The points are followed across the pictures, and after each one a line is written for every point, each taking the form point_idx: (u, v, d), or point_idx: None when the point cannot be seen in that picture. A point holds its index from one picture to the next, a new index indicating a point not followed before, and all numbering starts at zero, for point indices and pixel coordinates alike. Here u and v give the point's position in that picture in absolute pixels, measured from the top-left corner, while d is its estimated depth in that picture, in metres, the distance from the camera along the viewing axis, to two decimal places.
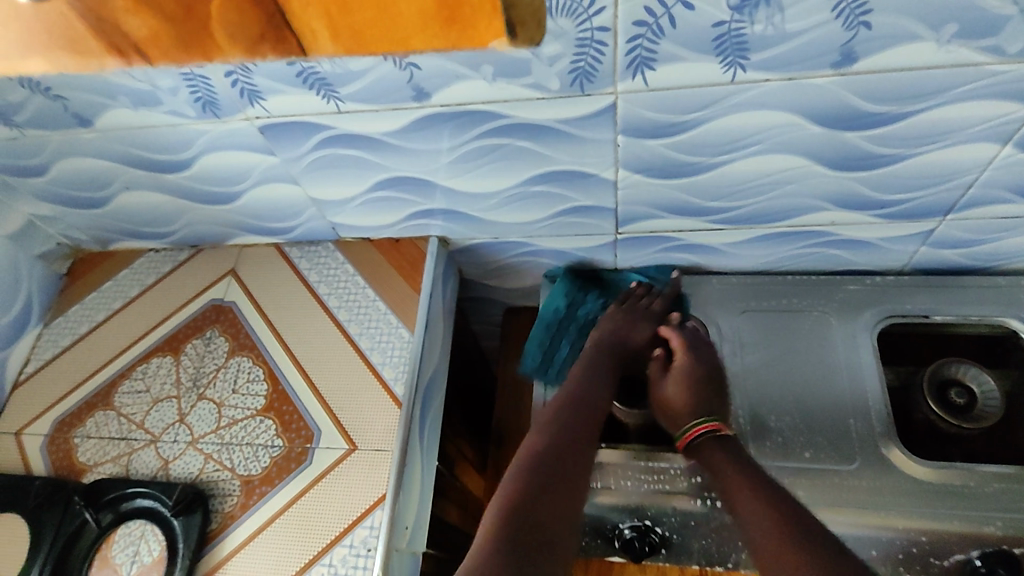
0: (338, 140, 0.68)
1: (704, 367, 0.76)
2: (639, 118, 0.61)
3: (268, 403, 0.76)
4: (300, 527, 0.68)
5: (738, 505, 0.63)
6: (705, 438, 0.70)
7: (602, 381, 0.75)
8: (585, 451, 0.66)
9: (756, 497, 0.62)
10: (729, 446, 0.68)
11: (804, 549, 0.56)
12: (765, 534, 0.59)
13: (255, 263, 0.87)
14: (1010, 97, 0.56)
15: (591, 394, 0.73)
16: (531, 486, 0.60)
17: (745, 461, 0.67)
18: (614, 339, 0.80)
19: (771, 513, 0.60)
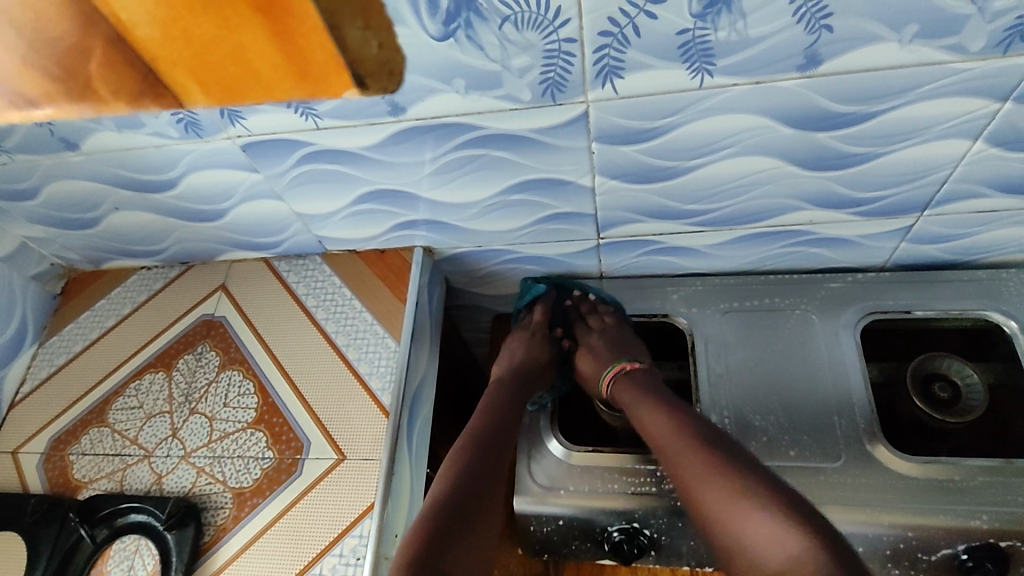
0: (319, 155, 0.69)
1: (602, 334, 0.83)
2: (612, 125, 0.62)
3: (258, 415, 0.77)
4: (292, 538, 0.69)
5: (680, 466, 0.64)
6: (619, 380, 0.77)
7: (506, 413, 0.74)
8: (497, 480, 0.66)
9: (700, 452, 0.63)
10: (654, 399, 0.72)
11: (712, 462, 0.62)
12: (716, 489, 0.60)
13: (244, 278, 0.88)
14: (977, 93, 0.57)
15: (497, 426, 0.71)
16: (440, 519, 0.59)
17: (654, 392, 0.73)
18: (514, 364, 0.82)
19: (697, 437, 0.65)
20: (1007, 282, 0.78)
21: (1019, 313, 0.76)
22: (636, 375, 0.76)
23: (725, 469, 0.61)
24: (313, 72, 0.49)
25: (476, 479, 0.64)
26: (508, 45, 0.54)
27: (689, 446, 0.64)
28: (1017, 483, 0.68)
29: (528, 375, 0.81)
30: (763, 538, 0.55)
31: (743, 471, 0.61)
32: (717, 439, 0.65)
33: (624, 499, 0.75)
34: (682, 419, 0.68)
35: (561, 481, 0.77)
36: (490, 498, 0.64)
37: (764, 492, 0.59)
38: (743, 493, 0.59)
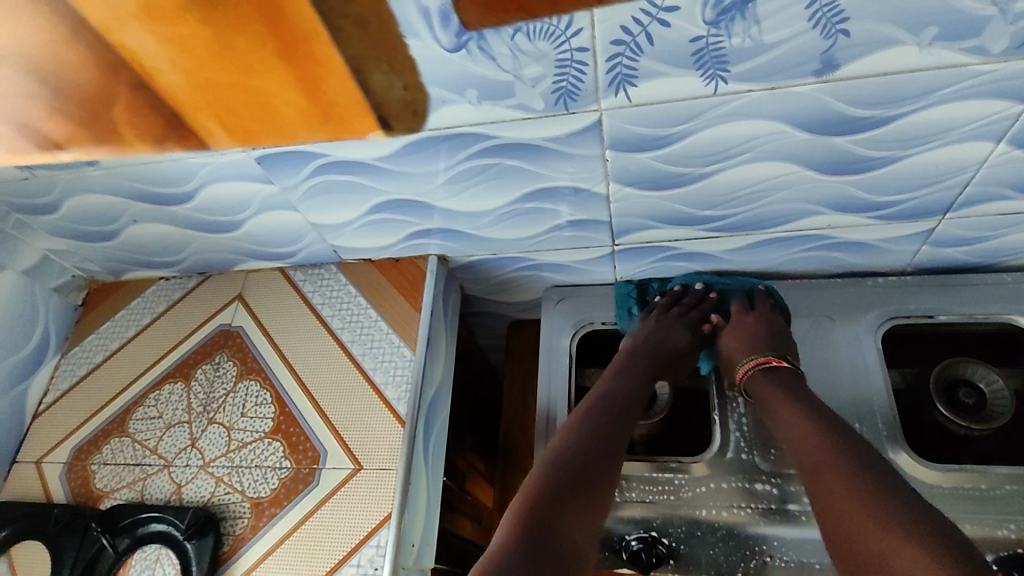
0: (334, 167, 0.69)
1: (761, 322, 0.77)
2: (625, 132, 0.62)
3: (275, 425, 0.77)
4: (310, 547, 0.69)
5: (810, 468, 0.62)
6: (760, 375, 0.73)
7: (629, 389, 0.74)
8: (611, 460, 0.66)
9: (834, 456, 0.61)
10: (791, 391, 0.70)
11: (840, 459, 0.60)
12: (842, 494, 0.57)
13: (261, 287, 0.89)
14: (1000, 95, 0.56)
15: (617, 400, 0.72)
16: (550, 492, 0.61)
17: (794, 385, 0.71)
18: (652, 342, 0.79)
19: (827, 434, 0.63)
20: None
21: None
22: (780, 370, 0.72)
23: (858, 477, 0.58)
24: (344, 121, 0.58)
25: (594, 451, 0.66)
26: (520, 55, 0.54)
27: (822, 449, 0.62)
28: None
29: (658, 355, 0.78)
30: (884, 548, 0.52)
31: (882, 484, 0.57)
32: (850, 440, 0.62)
33: (641, 508, 0.76)
34: (818, 420, 0.65)
35: None
36: (603, 478, 0.64)
37: (903, 506, 0.54)
38: (871, 501, 0.55)
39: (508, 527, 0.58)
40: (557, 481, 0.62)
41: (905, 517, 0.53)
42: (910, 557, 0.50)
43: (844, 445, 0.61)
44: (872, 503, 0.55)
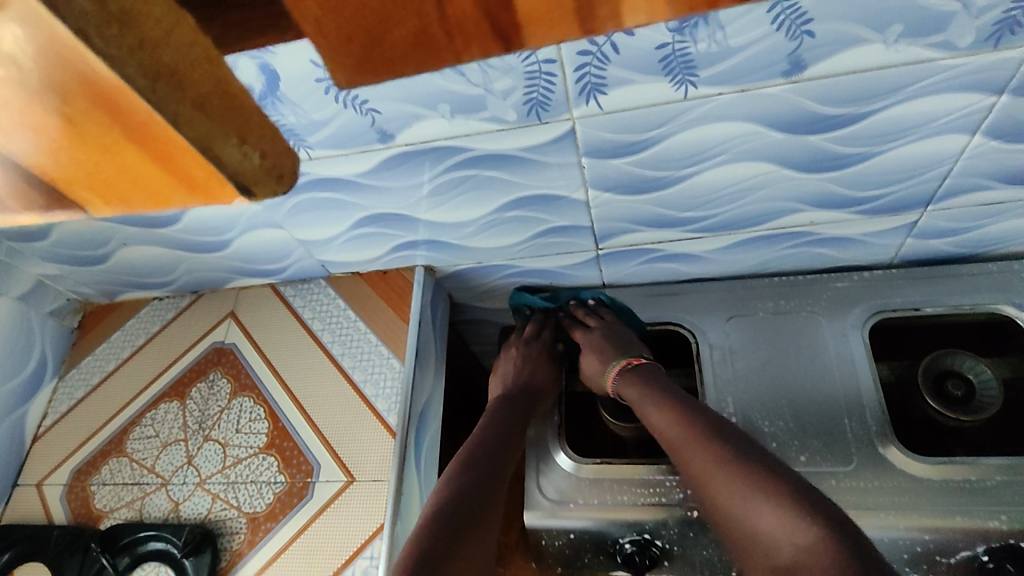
0: (315, 184, 0.70)
1: (604, 332, 0.82)
2: (600, 139, 0.62)
3: (269, 440, 0.78)
4: (306, 560, 0.70)
5: (688, 456, 0.65)
6: (626, 378, 0.76)
7: (507, 419, 0.76)
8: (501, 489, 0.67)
9: (705, 443, 0.64)
10: (653, 392, 0.72)
11: (716, 452, 0.63)
12: (722, 478, 0.61)
13: (252, 304, 0.90)
14: (971, 89, 0.56)
15: (500, 430, 0.74)
16: (444, 528, 0.60)
17: (658, 383, 0.73)
18: (518, 375, 0.83)
19: (698, 429, 0.66)
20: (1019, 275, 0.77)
21: None
22: (640, 369, 0.76)
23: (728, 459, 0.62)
24: (208, 186, 0.36)
25: (482, 482, 0.66)
26: (488, 69, 0.55)
27: (693, 438, 0.65)
28: None
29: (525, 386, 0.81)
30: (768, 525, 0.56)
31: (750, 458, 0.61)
32: (717, 428, 0.65)
33: (636, 511, 0.75)
34: (685, 412, 0.68)
35: (571, 494, 0.77)
36: (492, 499, 0.65)
37: (773, 476, 0.59)
38: (747, 478, 0.60)
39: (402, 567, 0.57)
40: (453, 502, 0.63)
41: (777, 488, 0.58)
42: (790, 528, 0.55)
43: (710, 430, 0.65)
44: (748, 483, 0.59)
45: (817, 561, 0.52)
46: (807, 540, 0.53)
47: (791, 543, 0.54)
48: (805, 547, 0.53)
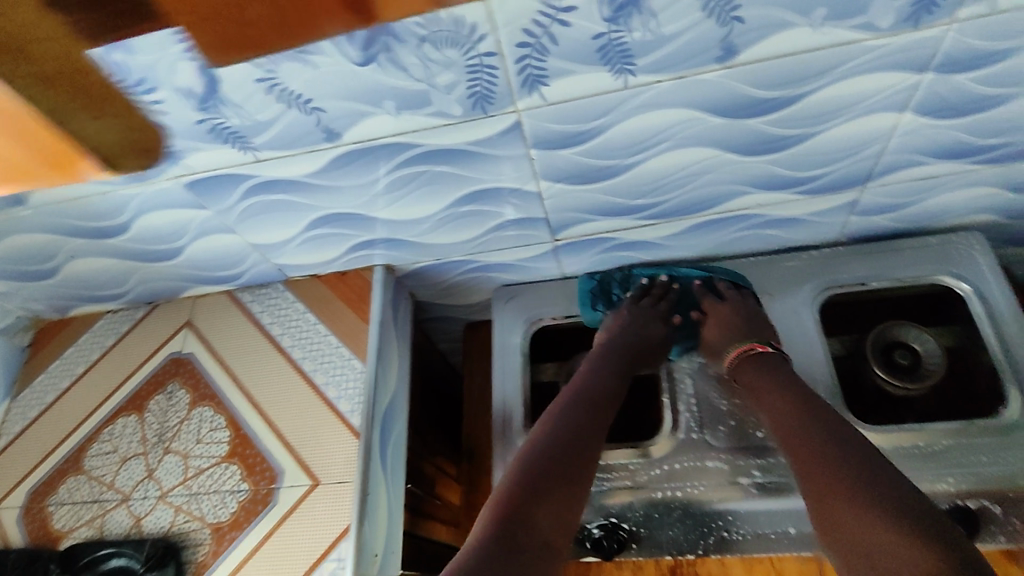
0: (264, 187, 0.69)
1: (736, 311, 0.78)
2: (547, 131, 0.63)
3: (231, 449, 0.77)
4: (271, 567, 0.70)
5: (806, 454, 0.62)
6: (743, 362, 0.74)
7: (614, 374, 0.75)
8: (592, 460, 0.66)
9: (815, 427, 0.64)
10: (769, 371, 0.72)
11: (846, 463, 0.59)
12: (823, 463, 0.60)
13: (209, 312, 0.89)
14: (898, 68, 0.58)
15: (604, 386, 0.74)
16: (527, 492, 0.61)
17: (785, 378, 0.70)
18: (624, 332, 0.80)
19: (830, 435, 0.62)
20: (957, 246, 0.80)
21: (971, 274, 0.77)
22: (765, 357, 0.73)
23: (837, 447, 0.61)
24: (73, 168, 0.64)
25: (573, 445, 0.66)
26: (429, 63, 0.55)
27: (800, 419, 0.65)
28: (981, 443, 0.69)
29: (637, 347, 0.79)
30: (882, 540, 0.53)
31: (865, 454, 0.60)
32: (859, 444, 0.61)
33: (602, 496, 0.76)
34: (797, 392, 0.68)
35: None
36: (587, 458, 0.66)
37: (889, 477, 0.57)
38: (854, 468, 0.58)
39: (487, 520, 0.59)
40: (546, 461, 0.64)
41: (888, 487, 0.56)
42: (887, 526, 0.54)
43: (828, 416, 0.65)
44: (854, 475, 0.58)
45: None
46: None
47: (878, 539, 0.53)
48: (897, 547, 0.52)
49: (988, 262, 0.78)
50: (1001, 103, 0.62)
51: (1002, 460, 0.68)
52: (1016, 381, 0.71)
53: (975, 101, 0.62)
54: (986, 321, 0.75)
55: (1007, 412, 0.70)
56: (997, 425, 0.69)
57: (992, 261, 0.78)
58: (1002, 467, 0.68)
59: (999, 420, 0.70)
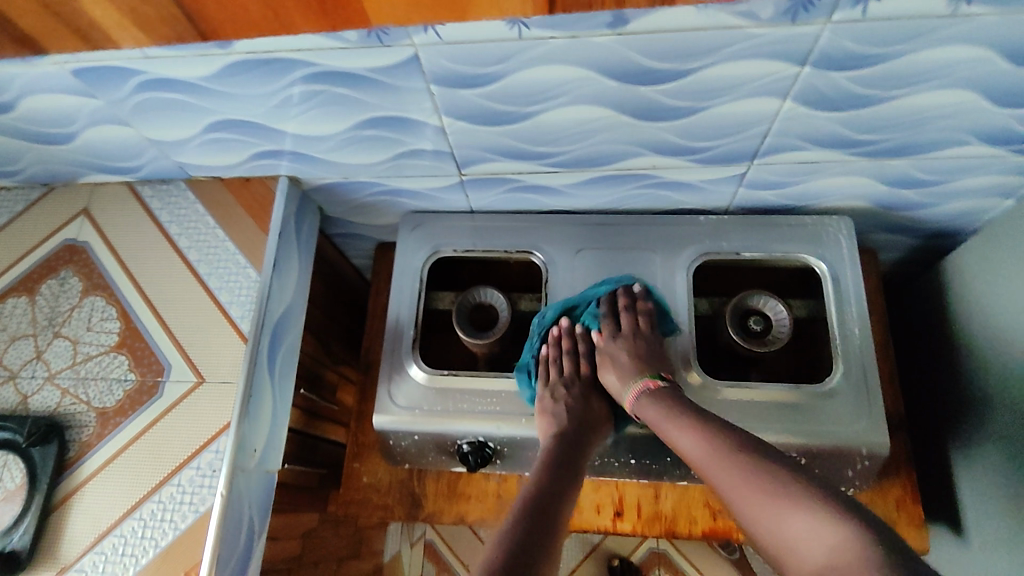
0: (156, 84, 0.68)
1: (632, 341, 0.80)
2: (443, 68, 0.63)
3: (120, 340, 0.79)
4: (152, 454, 0.74)
5: (714, 478, 0.61)
6: (644, 399, 0.75)
7: (558, 466, 0.70)
8: (550, 544, 0.59)
9: (726, 456, 0.61)
10: (676, 411, 0.70)
11: (745, 465, 0.60)
12: (750, 495, 0.57)
13: (107, 201, 0.87)
14: (779, 57, 0.60)
15: (555, 470, 0.69)
16: None
17: (686, 406, 0.70)
18: (562, 423, 0.76)
19: (727, 443, 0.63)
20: (828, 227, 0.87)
21: (831, 255, 0.85)
22: (659, 390, 0.75)
23: (760, 478, 0.58)
24: None
25: (533, 527, 0.60)
26: None
27: (715, 460, 0.62)
28: (804, 404, 0.78)
29: (583, 425, 0.77)
30: (788, 519, 0.54)
31: (787, 469, 0.58)
32: (747, 444, 0.62)
33: (473, 419, 0.82)
34: (708, 428, 0.65)
35: (417, 400, 0.84)
36: (555, 555, 0.59)
37: (815, 486, 0.55)
38: (774, 491, 0.56)
39: None
40: (508, 558, 0.55)
41: (809, 495, 0.55)
42: (830, 531, 0.51)
43: (742, 446, 0.62)
44: (777, 491, 0.56)
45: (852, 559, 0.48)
46: (838, 541, 0.50)
47: (818, 550, 0.51)
48: (835, 548, 0.50)
49: (849, 246, 0.85)
50: (875, 103, 0.66)
51: (816, 420, 0.78)
52: (844, 360, 0.81)
53: (852, 98, 0.65)
54: (833, 299, 0.83)
55: (831, 381, 0.80)
56: (821, 390, 0.79)
57: (853, 245, 0.86)
58: (816, 425, 0.78)
59: (822, 386, 0.80)
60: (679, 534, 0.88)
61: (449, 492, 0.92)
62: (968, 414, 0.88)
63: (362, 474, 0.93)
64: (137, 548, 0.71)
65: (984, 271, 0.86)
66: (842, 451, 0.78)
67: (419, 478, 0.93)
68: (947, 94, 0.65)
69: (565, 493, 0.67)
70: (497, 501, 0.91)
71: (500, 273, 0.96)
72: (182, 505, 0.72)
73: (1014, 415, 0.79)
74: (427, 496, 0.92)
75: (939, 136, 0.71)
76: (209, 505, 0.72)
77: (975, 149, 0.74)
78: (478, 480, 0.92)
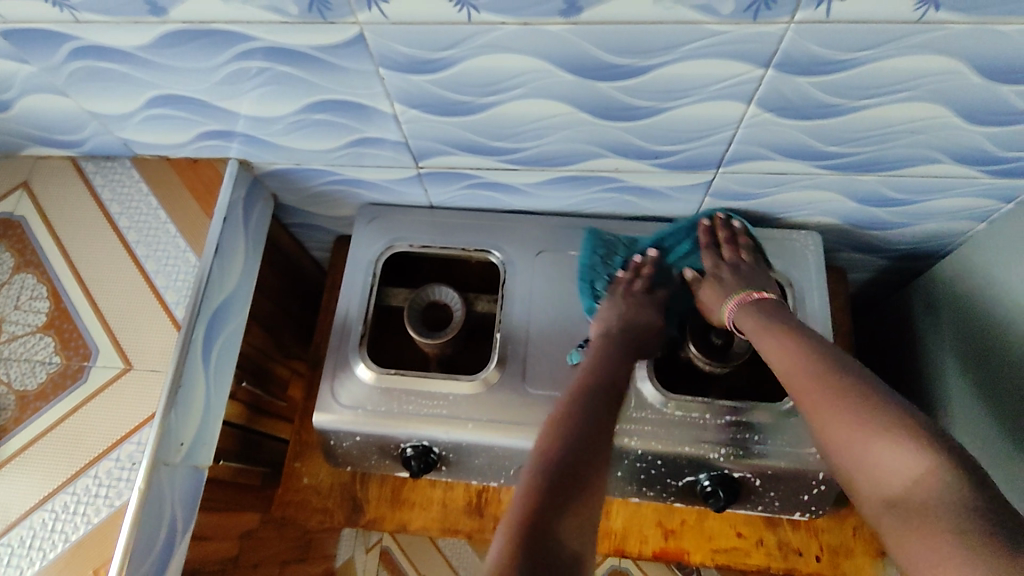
0: (90, 52, 0.64)
1: (732, 268, 0.78)
2: (393, 51, 0.60)
3: (48, 320, 0.75)
4: (69, 443, 0.70)
5: (798, 392, 0.61)
6: (743, 309, 0.72)
7: (614, 362, 0.72)
8: (601, 435, 0.63)
9: (818, 373, 0.61)
10: (768, 325, 0.68)
11: (836, 386, 0.59)
12: (832, 418, 0.58)
13: (49, 175, 0.84)
14: (740, 58, 0.58)
15: (610, 383, 0.70)
16: (555, 493, 0.56)
17: (777, 318, 0.69)
18: (620, 322, 0.76)
19: (818, 361, 0.61)
20: (794, 242, 0.84)
21: (797, 271, 0.82)
22: (763, 303, 0.72)
23: (850, 402, 0.57)
24: None
25: (591, 430, 0.63)
26: None
27: (804, 376, 0.61)
28: (762, 423, 0.75)
29: (641, 334, 0.77)
30: (872, 448, 0.55)
31: (877, 395, 0.57)
32: (843, 365, 0.61)
33: (418, 422, 0.78)
34: (802, 341, 0.64)
35: (361, 400, 0.80)
36: (603, 461, 0.62)
37: (914, 419, 0.55)
38: (867, 419, 0.56)
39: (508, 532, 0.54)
40: (562, 473, 0.58)
41: (906, 426, 0.54)
42: (915, 467, 0.52)
43: (834, 363, 0.61)
44: (865, 418, 0.56)
45: (933, 502, 0.50)
46: (923, 479, 0.51)
47: (905, 485, 0.52)
48: (922, 485, 0.51)
49: (816, 263, 0.83)
50: (842, 113, 0.64)
51: (774, 439, 0.74)
52: None
53: (818, 107, 0.63)
54: (797, 316, 0.80)
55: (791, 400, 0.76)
56: (780, 410, 0.75)
57: (820, 261, 0.83)
58: (773, 445, 0.74)
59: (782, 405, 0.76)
60: (628, 553, 0.84)
61: (392, 498, 0.88)
62: (964, 428, 0.81)
63: (303, 474, 0.89)
64: (45, 542, 0.67)
65: (955, 296, 0.84)
66: (799, 475, 0.74)
67: (362, 481, 0.89)
68: (915, 107, 0.62)
69: (618, 388, 0.70)
70: (441, 509, 0.88)
71: (459, 273, 0.93)
72: (97, 498, 0.68)
73: (1021, 409, 0.71)
74: (368, 501, 0.88)
75: (908, 153, 0.69)
76: (126, 499, 0.68)
77: (946, 169, 0.71)
78: (423, 487, 0.89)
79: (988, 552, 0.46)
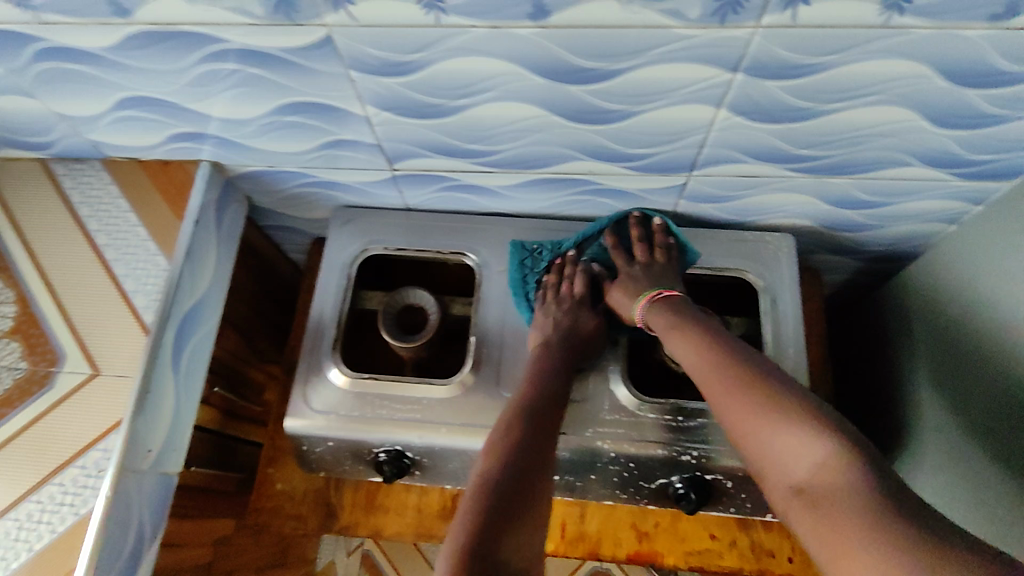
0: (55, 52, 0.63)
1: (643, 267, 0.77)
2: (363, 54, 0.60)
3: (15, 325, 0.73)
4: (35, 450, 0.69)
5: (708, 390, 0.62)
6: (655, 308, 0.72)
7: (553, 376, 0.72)
8: (540, 451, 0.63)
9: (725, 370, 0.61)
10: (677, 324, 0.69)
11: (742, 381, 0.59)
12: (742, 415, 0.58)
13: (16, 177, 0.82)
14: (709, 61, 0.58)
15: (543, 398, 0.69)
16: (496, 513, 0.55)
17: (683, 317, 0.69)
18: (557, 331, 0.76)
19: (727, 358, 0.62)
20: (768, 245, 0.84)
21: (770, 273, 0.83)
22: (673, 300, 0.72)
23: (755, 396, 0.58)
24: None
25: (529, 446, 0.62)
26: None
27: (712, 373, 0.62)
28: None
29: (572, 342, 0.76)
30: (777, 437, 0.55)
31: (782, 386, 0.58)
32: (751, 361, 0.61)
33: (392, 426, 0.78)
34: (708, 339, 0.65)
35: (334, 404, 0.80)
36: (545, 474, 0.61)
37: (815, 406, 0.56)
38: (769, 408, 0.57)
39: (451, 560, 0.52)
40: (502, 490, 0.57)
41: (807, 413, 0.55)
42: (818, 452, 0.53)
43: (741, 360, 0.62)
44: (771, 411, 0.56)
45: (838, 484, 0.50)
46: (827, 463, 0.52)
47: (811, 470, 0.53)
48: (826, 470, 0.52)
49: (788, 266, 0.83)
50: (811, 116, 0.64)
51: None
52: None
53: (788, 110, 0.63)
54: (769, 318, 0.81)
55: None
56: None
57: (793, 264, 0.83)
58: None
59: None
60: (603, 556, 0.84)
61: (366, 503, 0.88)
62: (933, 430, 0.82)
63: (276, 480, 0.88)
64: (8, 552, 0.66)
65: (926, 297, 0.85)
66: None
67: (337, 487, 0.88)
68: (883, 111, 0.63)
69: (557, 401, 0.70)
70: (416, 514, 0.87)
71: (435, 276, 0.93)
72: (62, 506, 0.67)
73: (987, 410, 0.72)
74: (342, 507, 0.87)
75: (878, 156, 0.70)
76: (91, 508, 0.67)
77: (916, 172, 0.72)
78: (397, 492, 0.88)
79: (891, 526, 0.46)
